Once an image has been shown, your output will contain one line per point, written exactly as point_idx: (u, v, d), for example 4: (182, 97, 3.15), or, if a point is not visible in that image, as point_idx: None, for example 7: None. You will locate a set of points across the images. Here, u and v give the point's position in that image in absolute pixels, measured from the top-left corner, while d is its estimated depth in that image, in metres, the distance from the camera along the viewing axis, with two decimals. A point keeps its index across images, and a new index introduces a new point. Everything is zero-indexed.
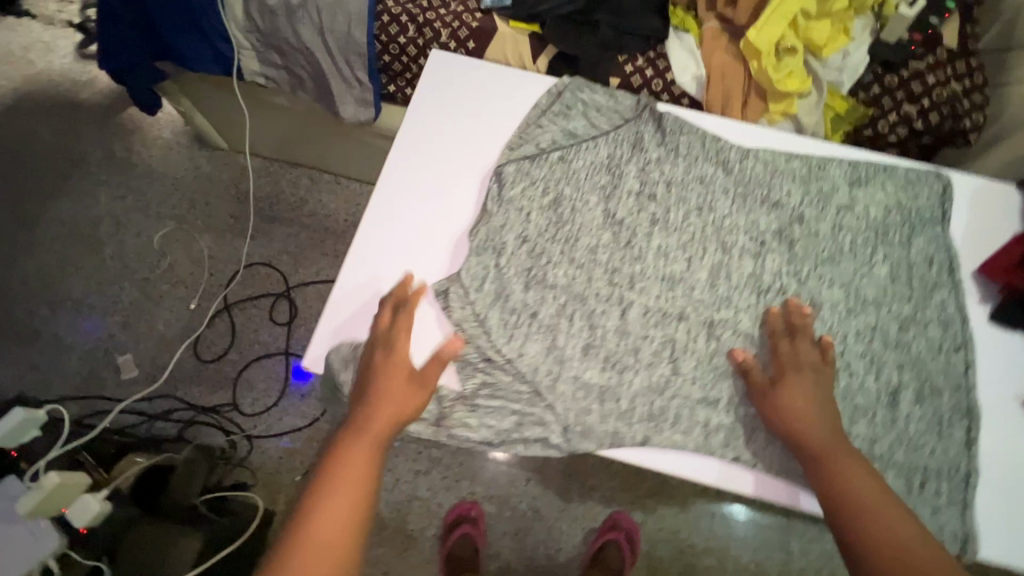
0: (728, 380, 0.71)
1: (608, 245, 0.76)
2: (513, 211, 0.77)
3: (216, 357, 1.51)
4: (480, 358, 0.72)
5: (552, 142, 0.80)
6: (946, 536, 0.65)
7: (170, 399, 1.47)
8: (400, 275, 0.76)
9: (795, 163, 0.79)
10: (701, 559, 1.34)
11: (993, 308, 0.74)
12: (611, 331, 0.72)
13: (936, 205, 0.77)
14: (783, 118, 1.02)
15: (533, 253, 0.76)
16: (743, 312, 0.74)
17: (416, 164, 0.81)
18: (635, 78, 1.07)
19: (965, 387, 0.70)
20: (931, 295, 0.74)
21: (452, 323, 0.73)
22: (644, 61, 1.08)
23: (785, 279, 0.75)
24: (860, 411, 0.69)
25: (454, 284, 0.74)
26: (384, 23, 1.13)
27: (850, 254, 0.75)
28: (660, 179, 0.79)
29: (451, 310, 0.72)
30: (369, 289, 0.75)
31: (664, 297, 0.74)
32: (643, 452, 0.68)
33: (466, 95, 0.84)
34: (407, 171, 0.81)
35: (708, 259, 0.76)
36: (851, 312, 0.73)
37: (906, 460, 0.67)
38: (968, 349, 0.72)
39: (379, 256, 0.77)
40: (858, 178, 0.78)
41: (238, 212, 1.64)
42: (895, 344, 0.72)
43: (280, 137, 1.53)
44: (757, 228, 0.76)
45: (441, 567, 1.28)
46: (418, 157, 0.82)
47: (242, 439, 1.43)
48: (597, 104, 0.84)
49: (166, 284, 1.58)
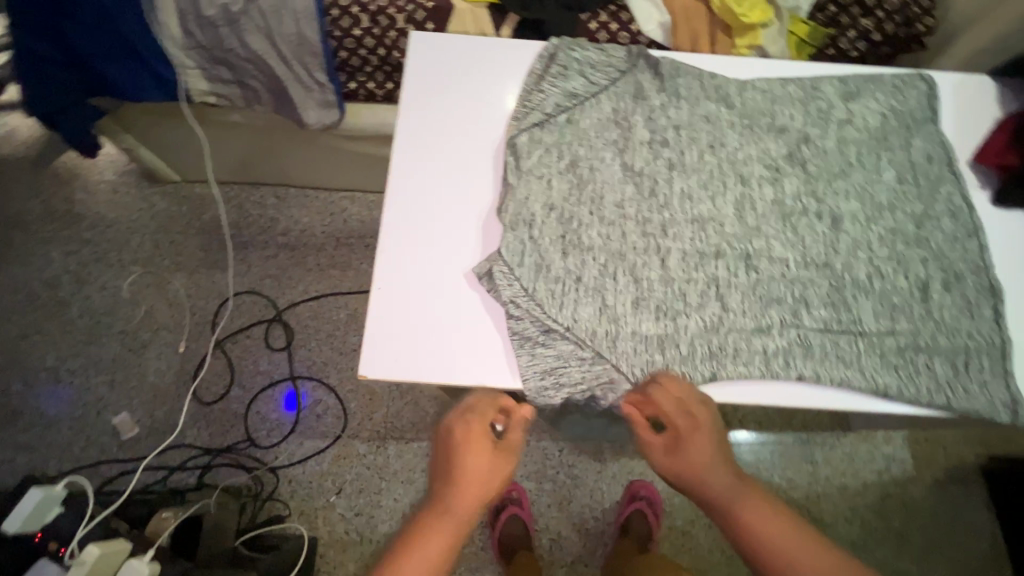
0: (773, 307, 0.75)
1: (632, 198, 0.80)
2: (534, 180, 0.79)
3: (218, 396, 1.44)
4: (539, 331, 0.73)
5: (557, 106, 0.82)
6: (997, 405, 0.71)
7: (181, 449, 1.40)
8: (441, 262, 0.77)
9: (791, 88, 0.86)
10: None
11: (994, 192, 0.83)
12: (656, 279, 0.76)
13: (926, 106, 0.85)
14: (750, 51, 1.07)
15: (563, 219, 0.78)
16: (773, 238, 0.78)
17: (428, 151, 0.82)
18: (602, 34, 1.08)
19: (983, 267, 0.77)
20: (938, 189, 0.81)
21: (505, 301, 0.74)
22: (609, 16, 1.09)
23: (805, 199, 0.81)
24: (900, 308, 0.75)
25: (496, 263, 0.75)
26: (335, 17, 1.11)
27: (858, 165, 0.82)
28: (668, 124, 0.83)
29: (500, 289, 0.73)
30: (410, 280, 0.76)
31: (698, 239, 0.78)
32: (709, 387, 0.73)
33: (464, 78, 0.86)
34: (420, 159, 0.82)
35: (731, 194, 0.80)
36: (871, 218, 0.80)
37: (949, 344, 0.74)
38: (980, 234, 0.79)
39: (414, 246, 0.77)
40: (850, 93, 0.86)
41: (208, 244, 1.57)
42: (916, 240, 0.79)
43: (239, 158, 1.46)
44: (769, 156, 0.82)
45: (497, 551, 1.30)
46: (428, 144, 0.83)
47: (266, 473, 1.39)
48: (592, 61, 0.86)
49: (147, 333, 1.49)
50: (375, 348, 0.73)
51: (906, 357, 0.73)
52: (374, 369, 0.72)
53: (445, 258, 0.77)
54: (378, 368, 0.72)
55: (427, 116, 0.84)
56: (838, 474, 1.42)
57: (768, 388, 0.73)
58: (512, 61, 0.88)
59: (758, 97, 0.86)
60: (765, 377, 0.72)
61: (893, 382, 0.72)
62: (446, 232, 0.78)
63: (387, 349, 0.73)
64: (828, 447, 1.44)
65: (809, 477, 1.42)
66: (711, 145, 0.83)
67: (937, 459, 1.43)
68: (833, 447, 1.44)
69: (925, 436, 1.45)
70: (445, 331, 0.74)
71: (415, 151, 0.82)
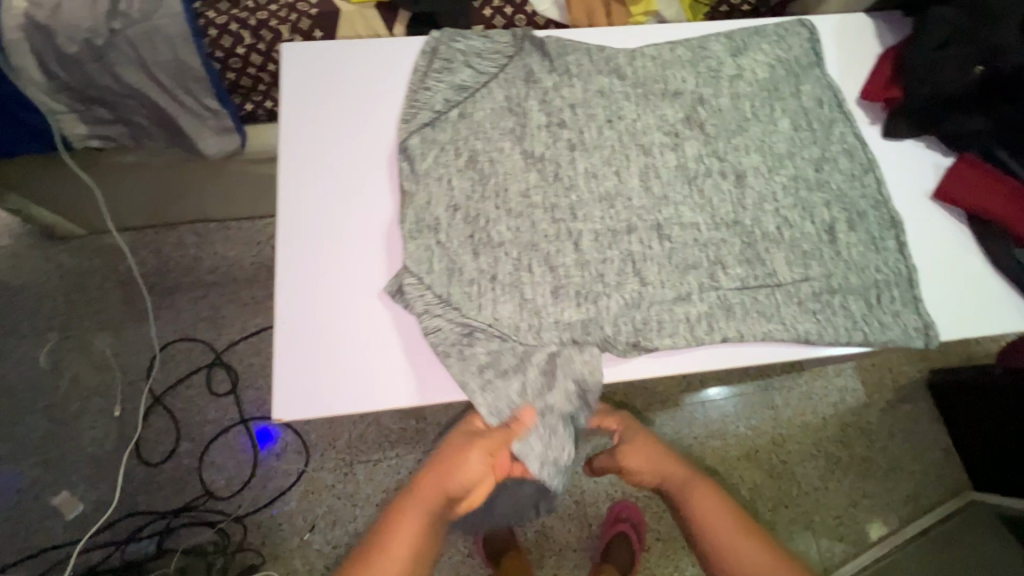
0: (691, 273, 0.76)
1: (537, 185, 0.79)
2: (433, 183, 0.77)
3: (167, 455, 1.36)
4: (463, 331, 0.72)
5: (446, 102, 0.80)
6: (912, 331, 0.76)
7: (136, 516, 1.32)
8: (347, 286, 0.74)
9: (679, 51, 0.86)
10: (708, 445, 1.43)
11: (883, 126, 0.89)
12: (571, 265, 0.75)
13: (810, 52, 0.87)
14: (646, 17, 1.04)
15: (469, 218, 0.76)
16: (682, 204, 0.80)
17: (314, 171, 0.78)
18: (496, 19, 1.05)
19: (883, 201, 0.82)
20: (832, 131, 0.85)
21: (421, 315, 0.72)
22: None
23: (707, 159, 0.82)
24: (811, 254, 0.78)
25: (404, 277, 0.73)
26: (214, 37, 1.03)
27: (755, 119, 0.84)
28: (563, 104, 0.82)
29: (412, 303, 0.72)
30: (317, 310, 0.73)
31: (609, 217, 0.78)
32: (636, 360, 0.74)
33: (341, 87, 0.82)
34: (308, 182, 0.78)
35: (635, 164, 0.81)
36: (772, 169, 0.82)
37: (861, 282, 0.78)
38: (875, 169, 0.83)
39: (315, 274, 0.74)
40: (737, 48, 0.87)
41: (128, 296, 1.46)
42: (818, 184, 0.82)
43: (144, 201, 1.37)
44: (667, 122, 0.83)
45: (483, 554, 1.29)
46: (313, 163, 0.79)
47: (233, 523, 1.33)
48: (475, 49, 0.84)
49: (76, 402, 1.39)
50: (287, 389, 0.70)
51: (824, 301, 0.76)
52: (288, 411, 0.69)
53: (350, 282, 0.74)
54: (294, 410, 0.69)
55: (306, 134, 0.79)
56: (798, 414, 1.47)
57: (698, 353, 0.74)
58: (390, 61, 0.84)
59: (647, 64, 0.85)
60: (696, 343, 0.73)
61: (813, 328, 0.74)
62: (348, 253, 0.75)
63: (301, 388, 0.70)
64: (785, 389, 1.49)
65: (772, 422, 1.46)
66: (609, 119, 0.82)
67: (885, 382, 1.50)
68: (790, 389, 1.48)
69: (872, 362, 1.52)
70: (358, 356, 0.72)
71: (299, 176, 0.78)
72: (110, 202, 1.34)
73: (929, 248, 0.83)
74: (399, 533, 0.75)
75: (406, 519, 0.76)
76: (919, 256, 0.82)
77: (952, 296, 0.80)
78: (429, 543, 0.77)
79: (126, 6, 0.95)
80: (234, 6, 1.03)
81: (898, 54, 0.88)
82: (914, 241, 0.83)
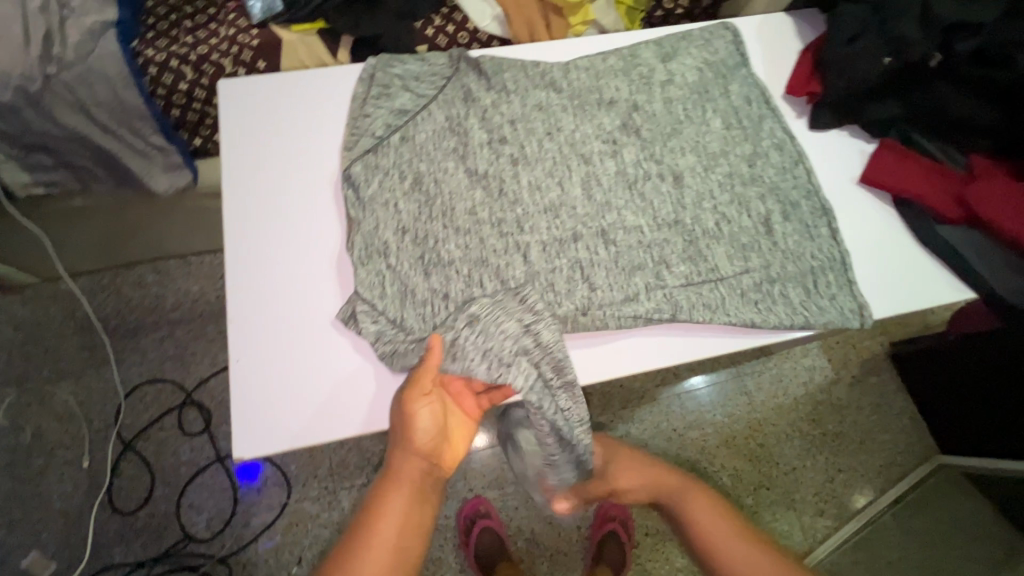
0: (636, 274, 0.81)
1: (483, 202, 0.83)
2: (379, 209, 0.80)
3: (142, 501, 1.32)
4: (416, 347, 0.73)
5: (386, 126, 0.83)
6: (847, 313, 0.81)
7: (116, 567, 1.29)
8: (302, 320, 0.77)
9: (611, 61, 0.94)
10: (687, 436, 1.46)
11: (809, 119, 0.96)
12: (521, 277, 0.79)
13: (735, 52, 0.96)
14: (587, 27, 1.08)
15: (417, 239, 0.80)
16: (624, 209, 0.85)
17: (262, 211, 0.81)
18: (440, 39, 1.06)
19: (813, 190, 0.88)
20: (762, 127, 0.92)
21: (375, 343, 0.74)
22: (441, 19, 1.06)
23: (644, 163, 0.88)
24: (748, 246, 0.84)
25: (357, 302, 0.76)
26: (155, 75, 1.01)
27: (687, 120, 0.91)
28: (503, 120, 0.88)
29: (364, 328, 0.74)
30: (272, 345, 0.75)
31: (554, 227, 0.83)
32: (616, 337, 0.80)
33: (285, 126, 0.86)
34: (256, 221, 0.81)
35: (577, 175, 0.86)
36: (707, 167, 0.89)
37: (798, 269, 0.83)
38: (804, 161, 0.89)
39: (269, 310, 0.76)
40: (666, 54, 0.95)
41: (89, 341, 1.42)
42: (750, 178, 0.88)
43: (98, 244, 1.34)
44: (605, 131, 0.89)
45: (474, 568, 1.28)
46: (261, 203, 0.82)
47: (217, 564, 1.30)
48: (413, 72, 0.89)
49: (41, 457, 1.34)
50: (246, 427, 0.72)
51: (762, 290, 0.82)
52: (250, 449, 0.71)
53: (306, 318, 0.77)
54: (254, 448, 0.71)
55: (250, 180, 0.83)
56: (771, 397, 1.51)
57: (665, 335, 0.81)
58: (331, 100, 0.88)
59: (582, 76, 0.92)
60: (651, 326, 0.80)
61: (756, 317, 0.80)
62: (299, 287, 0.78)
63: (259, 425, 0.71)
64: (757, 374, 1.53)
65: (747, 407, 1.50)
66: (548, 132, 0.88)
67: (851, 358, 1.56)
68: (762, 373, 1.52)
69: (836, 340, 1.57)
70: (313, 388, 0.73)
71: (247, 215, 0.81)
72: (62, 248, 1.31)
73: (858, 232, 0.88)
74: (387, 505, 0.73)
75: (390, 499, 0.73)
76: (851, 241, 0.88)
77: (883, 273, 0.86)
78: (420, 517, 0.74)
79: (59, 50, 0.94)
80: (173, 42, 1.01)
81: (816, 50, 0.95)
82: (846, 225, 0.89)
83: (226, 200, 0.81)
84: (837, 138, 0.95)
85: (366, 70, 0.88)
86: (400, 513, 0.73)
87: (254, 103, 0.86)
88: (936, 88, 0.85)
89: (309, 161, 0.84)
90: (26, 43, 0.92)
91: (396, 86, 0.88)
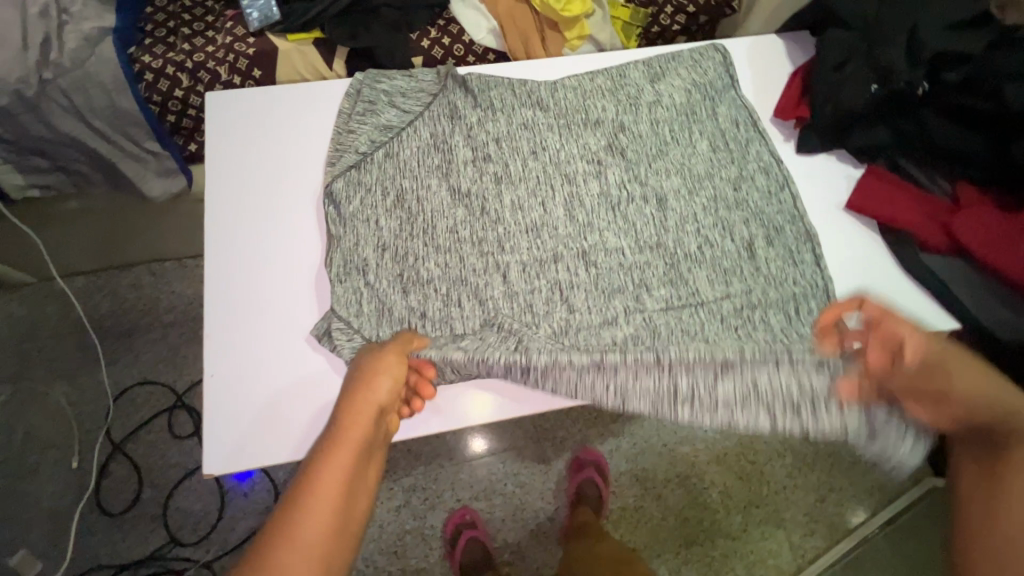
0: (616, 298, 0.83)
1: (464, 220, 0.87)
2: (361, 225, 0.85)
3: (129, 504, 1.32)
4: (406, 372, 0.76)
5: (371, 143, 0.89)
6: None
7: (101, 570, 1.28)
8: (280, 333, 0.79)
9: (599, 81, 0.97)
10: (678, 451, 1.45)
11: (796, 142, 0.96)
12: (499, 297, 0.83)
13: (722, 75, 0.98)
14: (582, 41, 1.11)
15: (397, 257, 0.84)
16: (607, 230, 0.87)
17: (247, 227, 0.85)
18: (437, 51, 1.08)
19: (800, 216, 0.88)
20: (748, 149, 0.93)
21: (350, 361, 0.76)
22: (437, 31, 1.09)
23: (629, 185, 0.90)
24: (730, 272, 0.85)
25: (333, 319, 0.79)
26: (150, 81, 1.02)
27: (673, 142, 0.93)
28: (488, 139, 0.91)
29: (341, 348, 0.76)
30: (249, 360, 0.77)
31: (535, 247, 0.86)
32: None
33: (272, 143, 0.90)
34: (240, 236, 0.84)
35: (559, 195, 0.89)
36: (692, 190, 0.90)
37: (779, 296, 0.83)
38: (790, 185, 0.90)
39: (250, 325, 0.79)
40: (654, 75, 0.98)
41: (83, 342, 1.43)
42: (736, 202, 0.89)
43: (94, 245, 1.34)
44: (589, 150, 0.92)
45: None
46: (245, 220, 0.85)
47: (201, 570, 1.29)
48: (400, 89, 0.95)
49: (32, 456, 1.34)
50: (218, 442, 0.74)
51: (743, 316, 0.82)
52: (221, 464, 0.73)
53: (283, 331, 0.80)
54: (226, 463, 0.73)
55: (237, 203, 0.86)
56: None
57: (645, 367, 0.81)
58: (318, 116, 0.93)
59: (569, 95, 0.95)
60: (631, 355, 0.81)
61: (735, 342, 0.79)
62: (278, 301, 0.81)
63: (231, 441, 0.73)
64: None
65: None
66: (532, 151, 0.91)
67: None
68: None
69: None
70: (286, 403, 0.76)
71: (231, 230, 0.84)
72: (59, 248, 1.32)
73: (844, 261, 0.88)
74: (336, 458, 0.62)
75: (338, 449, 0.63)
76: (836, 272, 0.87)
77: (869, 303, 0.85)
78: (364, 482, 0.63)
79: (57, 55, 0.95)
80: (169, 49, 1.02)
81: (807, 73, 0.96)
82: (831, 254, 0.88)
83: (211, 217, 0.85)
84: (823, 163, 0.95)
85: (352, 87, 0.93)
86: (343, 471, 0.61)
87: (245, 123, 0.91)
88: (924, 119, 0.86)
89: (293, 177, 0.89)
90: (24, 47, 0.93)
91: (381, 103, 0.93)
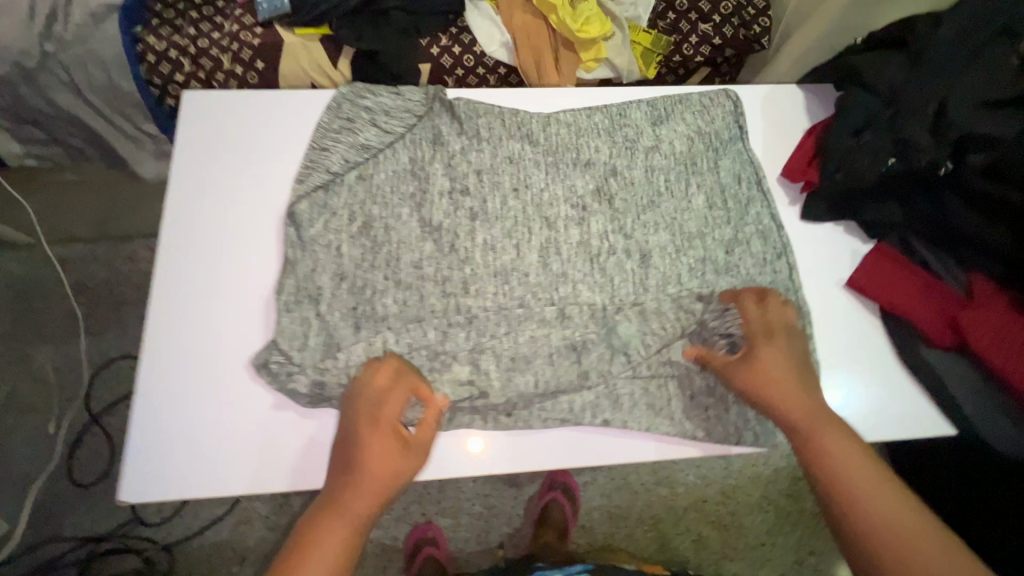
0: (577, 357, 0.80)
1: (431, 256, 0.83)
2: (320, 250, 0.80)
3: (97, 478, 1.33)
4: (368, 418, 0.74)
5: (344, 164, 0.84)
6: None
7: (57, 541, 1.29)
8: (220, 361, 0.76)
9: (596, 118, 0.91)
10: (654, 492, 1.40)
11: (802, 208, 0.91)
12: (462, 336, 0.79)
13: (732, 126, 0.92)
14: (597, 64, 1.09)
15: (355, 288, 0.80)
16: (580, 283, 0.83)
17: (199, 244, 0.81)
18: (445, 60, 1.08)
19: (794, 288, 0.84)
20: (748, 210, 0.89)
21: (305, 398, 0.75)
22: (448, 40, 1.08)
23: (611, 236, 0.86)
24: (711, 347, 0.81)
25: (274, 352, 0.76)
26: (152, 63, 1.04)
27: (667, 194, 0.89)
28: (468, 170, 0.86)
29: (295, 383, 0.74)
30: (184, 386, 0.75)
31: (501, 293, 0.82)
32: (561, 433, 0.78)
33: (241, 154, 0.85)
34: (192, 254, 0.80)
35: (536, 240, 0.85)
36: (680, 249, 0.86)
37: None
38: (788, 254, 0.86)
39: (192, 349, 0.77)
40: (657, 118, 0.92)
41: (73, 309, 1.43)
42: (725, 268, 0.85)
43: (96, 213, 1.38)
44: (575, 194, 0.88)
45: None
46: (200, 236, 0.81)
47: (159, 552, 1.30)
48: (383, 105, 0.89)
49: (10, 418, 1.35)
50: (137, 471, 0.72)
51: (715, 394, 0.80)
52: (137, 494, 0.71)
53: (223, 360, 0.77)
54: (144, 493, 0.71)
55: (188, 220, 0.81)
56: (750, 465, 1.43)
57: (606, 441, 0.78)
58: (293, 129, 0.87)
59: (561, 131, 0.90)
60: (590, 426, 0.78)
61: (700, 427, 0.79)
62: (224, 327, 0.78)
63: (152, 471, 0.72)
64: None
65: (723, 470, 1.43)
66: (515, 188, 0.87)
67: None
68: None
69: None
70: (216, 436, 0.74)
71: (182, 248, 0.80)
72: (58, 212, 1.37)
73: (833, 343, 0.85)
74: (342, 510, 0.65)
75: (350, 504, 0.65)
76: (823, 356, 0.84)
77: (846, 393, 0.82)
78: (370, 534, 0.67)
79: (61, 28, 0.99)
80: (176, 32, 1.04)
81: (821, 133, 0.91)
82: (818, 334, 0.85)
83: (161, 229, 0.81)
84: (826, 234, 0.91)
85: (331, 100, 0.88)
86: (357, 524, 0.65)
87: (213, 127, 0.85)
88: (945, 200, 0.81)
89: (256, 194, 0.84)
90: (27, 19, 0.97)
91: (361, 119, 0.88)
